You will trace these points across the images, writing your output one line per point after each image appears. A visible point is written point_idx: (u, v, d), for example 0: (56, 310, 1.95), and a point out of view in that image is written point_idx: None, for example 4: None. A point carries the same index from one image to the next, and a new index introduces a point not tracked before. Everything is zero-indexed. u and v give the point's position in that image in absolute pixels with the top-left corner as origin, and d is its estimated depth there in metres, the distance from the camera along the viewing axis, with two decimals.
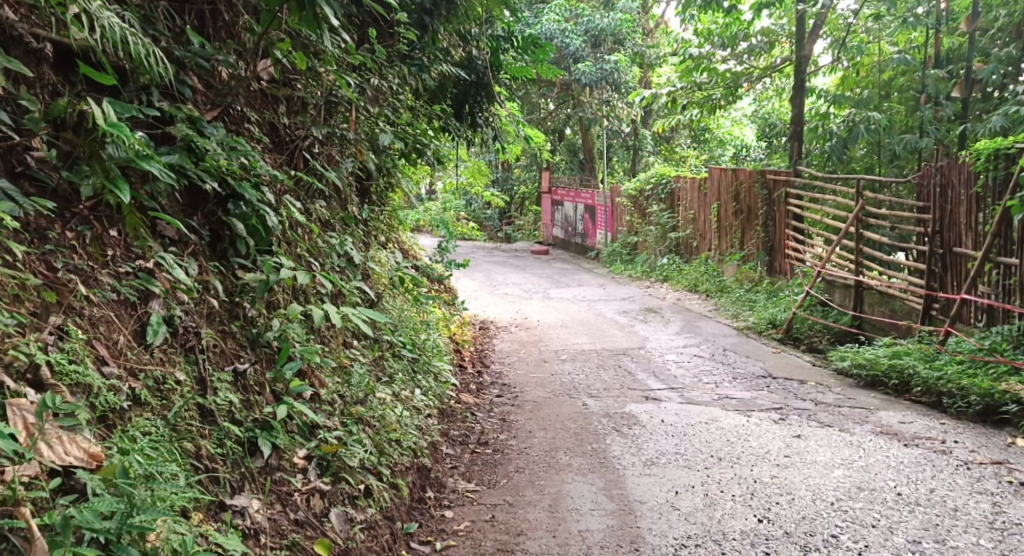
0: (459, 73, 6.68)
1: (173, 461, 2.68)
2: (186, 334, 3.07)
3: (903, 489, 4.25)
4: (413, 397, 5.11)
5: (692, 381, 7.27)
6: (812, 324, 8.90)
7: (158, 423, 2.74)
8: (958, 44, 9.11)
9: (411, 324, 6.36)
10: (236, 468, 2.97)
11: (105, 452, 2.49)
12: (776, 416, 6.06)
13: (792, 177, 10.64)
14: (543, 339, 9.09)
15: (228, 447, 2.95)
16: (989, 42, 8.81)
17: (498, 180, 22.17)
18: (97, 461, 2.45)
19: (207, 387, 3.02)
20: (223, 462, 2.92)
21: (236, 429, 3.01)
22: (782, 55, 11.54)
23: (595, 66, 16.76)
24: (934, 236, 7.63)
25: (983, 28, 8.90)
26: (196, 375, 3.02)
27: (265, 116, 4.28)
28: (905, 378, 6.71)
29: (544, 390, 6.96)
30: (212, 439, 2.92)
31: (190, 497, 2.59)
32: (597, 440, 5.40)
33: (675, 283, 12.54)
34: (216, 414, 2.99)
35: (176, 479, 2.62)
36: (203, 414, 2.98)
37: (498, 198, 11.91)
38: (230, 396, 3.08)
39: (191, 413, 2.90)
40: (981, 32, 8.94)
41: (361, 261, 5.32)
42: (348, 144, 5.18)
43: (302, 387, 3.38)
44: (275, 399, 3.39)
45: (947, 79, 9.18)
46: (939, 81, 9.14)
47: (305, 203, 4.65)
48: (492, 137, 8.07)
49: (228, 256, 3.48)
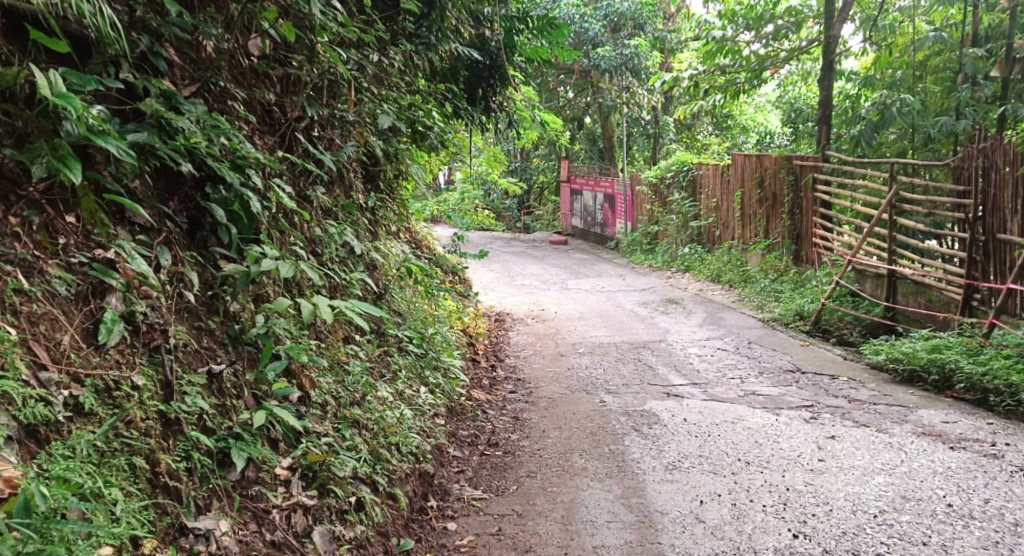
0: (470, 53, 6.34)
1: (114, 482, 2.39)
2: (151, 332, 2.76)
3: (954, 499, 3.99)
4: (418, 396, 4.80)
5: (716, 375, 6.91)
6: (842, 316, 8.53)
7: (101, 437, 2.43)
8: (998, 21, 8.68)
9: (419, 318, 6.04)
10: (203, 484, 2.67)
11: (24, 475, 2.19)
12: (807, 415, 5.70)
13: (820, 162, 10.22)
14: (560, 332, 8.75)
15: (195, 460, 2.65)
16: None
17: (516, 169, 21.81)
18: (12, 488, 2.15)
19: (173, 392, 2.71)
20: (188, 478, 2.63)
21: (205, 438, 2.71)
22: (810, 36, 11.09)
23: (615, 51, 16.40)
24: (976, 222, 7.24)
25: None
26: (161, 378, 2.71)
27: (255, 94, 3.96)
28: (946, 374, 6.34)
29: (560, 385, 6.63)
30: (175, 452, 2.62)
31: (115, 532, 2.29)
32: (615, 440, 5.06)
33: (696, 273, 12.14)
34: (182, 423, 2.68)
35: (110, 507, 2.34)
36: (166, 423, 2.67)
37: (515, 187, 11.56)
38: (201, 402, 2.77)
39: (151, 423, 2.60)
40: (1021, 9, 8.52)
41: (364, 251, 5.02)
42: (349, 127, 4.85)
43: (286, 390, 3.07)
44: (256, 404, 3.07)
45: (985, 58, 8.73)
46: (976, 60, 8.65)
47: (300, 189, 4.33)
48: (507, 122, 7.75)
49: (208, 245, 3.18)
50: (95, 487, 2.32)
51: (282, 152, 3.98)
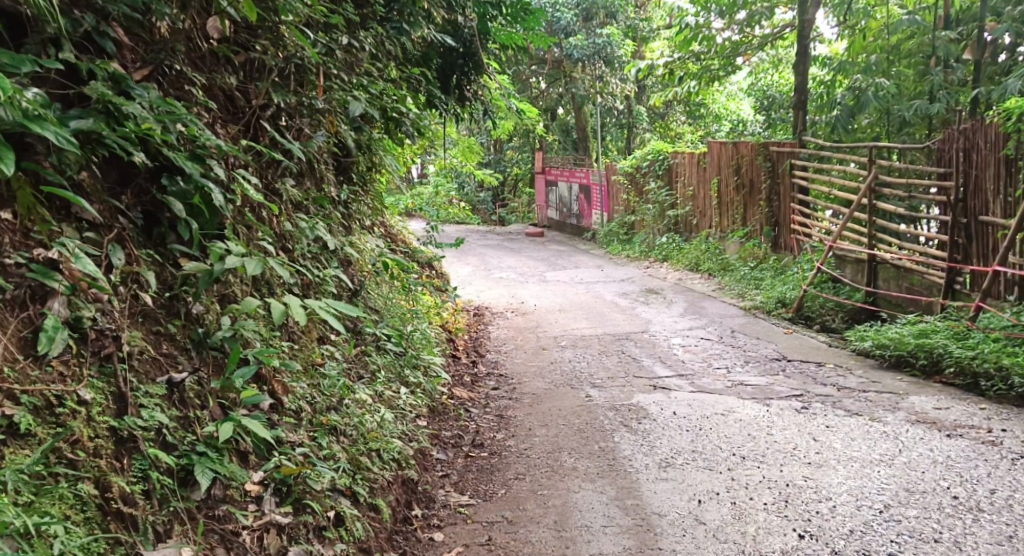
0: (443, 39, 6.11)
1: (56, 513, 2.17)
2: (101, 339, 2.54)
3: (959, 491, 3.83)
4: (398, 397, 4.58)
5: (702, 366, 6.75)
6: (824, 302, 8.40)
7: (39, 461, 2.20)
8: (969, 3, 8.58)
9: (397, 315, 5.81)
10: (163, 507, 2.45)
11: None
12: (798, 405, 5.53)
13: (797, 147, 10.08)
14: (541, 325, 8.54)
15: (154, 481, 2.44)
16: (1002, 1, 8.27)
17: (490, 161, 21.56)
18: None
19: (127, 406, 2.49)
20: (145, 501, 2.41)
21: (165, 456, 2.49)
22: (784, 21, 10.96)
23: (587, 41, 16.20)
24: (958, 205, 7.10)
25: None
26: (113, 390, 2.49)
27: (214, 80, 3.72)
28: (934, 359, 6.20)
29: (544, 380, 6.43)
30: (130, 473, 2.41)
31: None
32: (605, 437, 4.87)
33: (675, 262, 11.99)
34: (138, 441, 2.47)
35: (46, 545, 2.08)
36: (120, 441, 2.45)
37: (490, 178, 11.35)
38: (159, 415, 2.55)
39: (100, 442, 2.38)
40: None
41: (337, 246, 4.78)
42: (318, 115, 4.62)
43: (257, 398, 2.84)
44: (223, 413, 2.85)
45: (958, 40, 8.64)
46: (950, 42, 8.54)
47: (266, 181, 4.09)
48: (482, 111, 7.53)
49: (166, 242, 2.94)
50: (29, 522, 2.07)
51: (246, 141, 3.75)
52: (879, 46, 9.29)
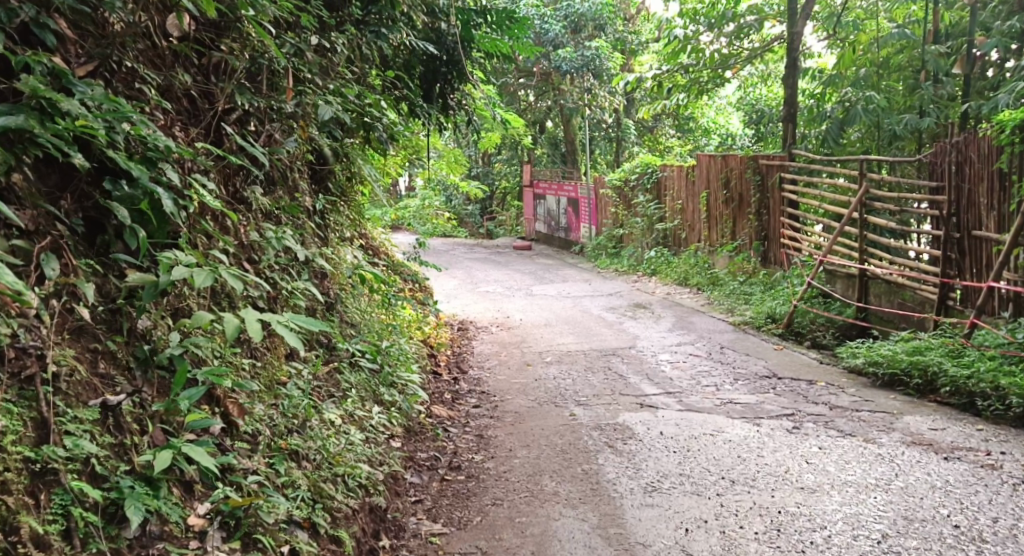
0: (424, 45, 5.92)
1: None
2: (23, 357, 2.36)
3: (960, 519, 3.63)
4: (371, 417, 4.37)
5: (690, 383, 6.55)
6: (814, 318, 8.22)
7: None
8: (959, 17, 8.47)
9: (374, 330, 5.58)
10: (84, 547, 2.26)
11: None
12: (789, 425, 5.33)
13: (786, 161, 9.92)
14: (526, 340, 8.33)
15: (75, 519, 2.26)
16: (991, 16, 8.16)
17: (478, 174, 21.37)
18: None
19: (49, 433, 2.32)
20: (64, 540, 2.23)
21: (90, 490, 2.31)
22: (775, 34, 10.82)
23: (576, 53, 16.06)
24: (950, 219, 6.93)
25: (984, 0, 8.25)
26: (34, 416, 2.32)
27: (173, 80, 3.53)
28: (929, 377, 6.01)
29: (528, 398, 6.21)
30: (49, 509, 2.23)
31: None
32: (588, 459, 4.65)
33: (663, 277, 11.80)
34: (59, 473, 2.29)
35: None
36: (39, 473, 2.27)
37: (476, 189, 11.16)
38: (86, 445, 2.37)
39: (13, 474, 2.20)
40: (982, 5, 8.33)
41: (308, 257, 4.57)
42: (289, 121, 4.42)
43: (205, 423, 2.65)
44: (167, 438, 2.66)
45: (948, 55, 8.52)
46: (939, 56, 8.41)
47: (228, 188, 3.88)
48: (466, 120, 7.33)
49: (111, 251, 2.75)
50: None
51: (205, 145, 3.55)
52: (869, 60, 9.17)
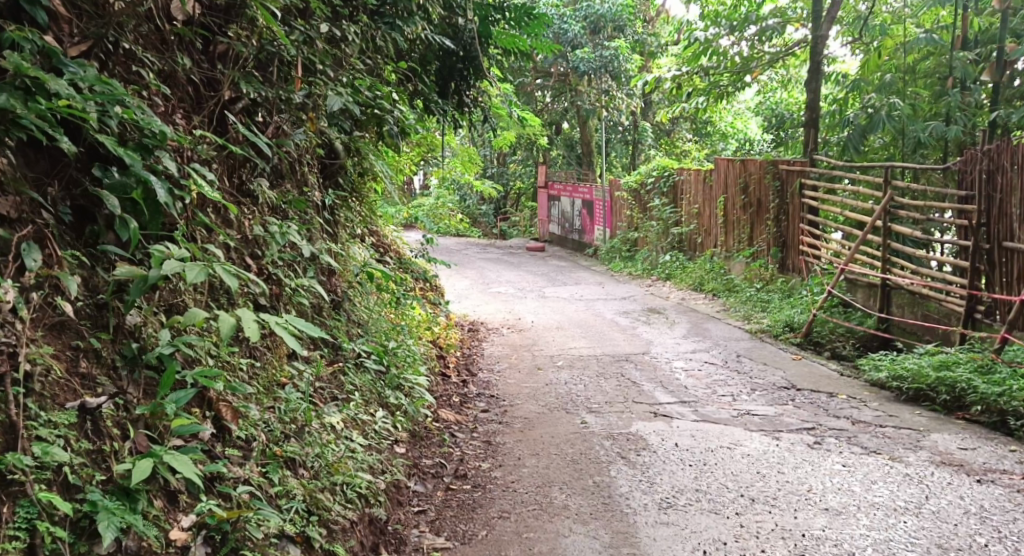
0: (441, 39, 5.74)
1: None
2: None
3: (995, 550, 3.48)
4: (375, 422, 4.21)
5: (705, 392, 6.34)
6: (833, 328, 8.00)
7: None
8: (988, 24, 8.23)
9: (382, 330, 5.41)
10: None
11: None
12: (810, 439, 5.12)
13: (807, 167, 9.68)
14: (537, 343, 8.14)
15: (40, 534, 2.12)
16: (1021, 23, 7.90)
17: (493, 174, 21.17)
18: None
19: (17, 438, 2.19)
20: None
21: (60, 503, 2.17)
22: (797, 39, 10.58)
23: (594, 53, 15.86)
24: (980, 229, 6.69)
25: (1013, 8, 7.98)
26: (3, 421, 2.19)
27: (176, 65, 3.37)
28: (957, 393, 5.79)
29: (538, 403, 6.02)
30: (12, 523, 2.10)
31: None
32: (600, 470, 4.46)
33: (678, 281, 11.59)
34: (27, 484, 2.16)
35: None
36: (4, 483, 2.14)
37: (490, 189, 10.97)
38: (58, 452, 2.24)
39: None
40: (1012, 13, 8.07)
41: (314, 253, 4.41)
42: (298, 112, 4.26)
43: (190, 430, 2.52)
44: (151, 443, 2.53)
45: (976, 62, 8.27)
46: (967, 64, 8.15)
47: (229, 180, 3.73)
48: (482, 118, 7.15)
49: (100, 242, 2.63)
50: None
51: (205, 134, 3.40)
52: (895, 65, 8.93)
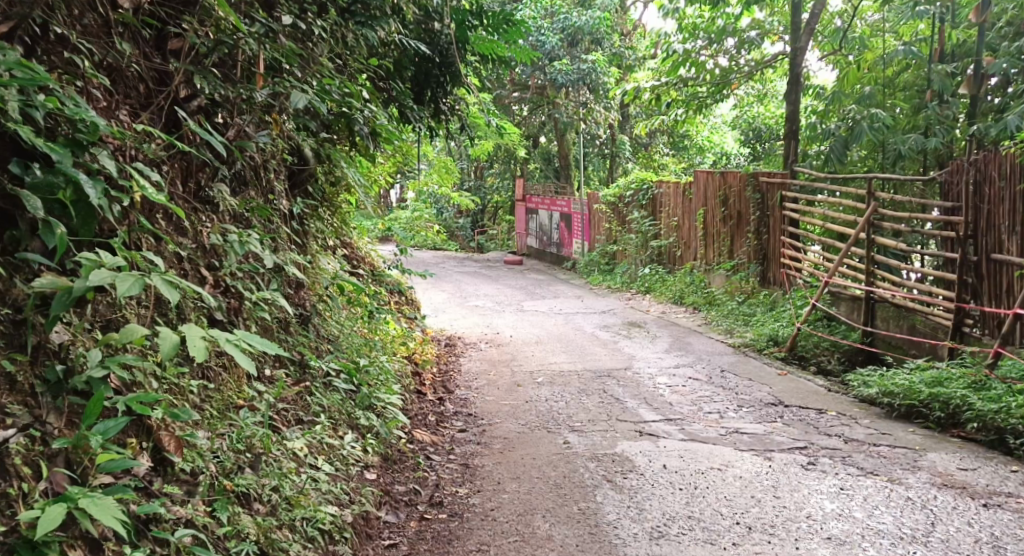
0: (415, 44, 5.45)
1: None
2: None
3: None
4: (343, 447, 3.92)
5: (690, 409, 6.06)
6: (819, 342, 7.79)
7: None
8: (966, 37, 8.07)
9: (353, 347, 5.10)
10: None
11: None
12: (804, 460, 4.85)
13: (788, 179, 9.48)
14: (515, 359, 7.84)
15: None
16: (997, 37, 7.68)
17: (470, 188, 20.90)
18: None
19: None
20: None
21: None
22: (774, 52, 10.40)
23: (572, 66, 15.63)
24: (967, 241, 6.44)
25: (990, 22, 7.77)
26: None
27: (114, 52, 3.10)
28: (952, 410, 5.55)
29: (517, 422, 5.72)
30: None
31: None
32: (585, 496, 4.18)
33: (658, 295, 11.36)
34: None
35: None
36: None
37: (467, 200, 10.69)
38: None
39: None
40: (989, 25, 7.85)
41: (278, 264, 4.10)
42: (259, 112, 3.95)
43: (116, 466, 2.23)
44: (73, 482, 2.26)
45: (954, 76, 8.09)
46: (944, 76, 7.95)
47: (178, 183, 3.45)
48: (458, 127, 6.84)
49: (20, 249, 2.35)
50: None
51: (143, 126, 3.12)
52: (874, 78, 8.75)
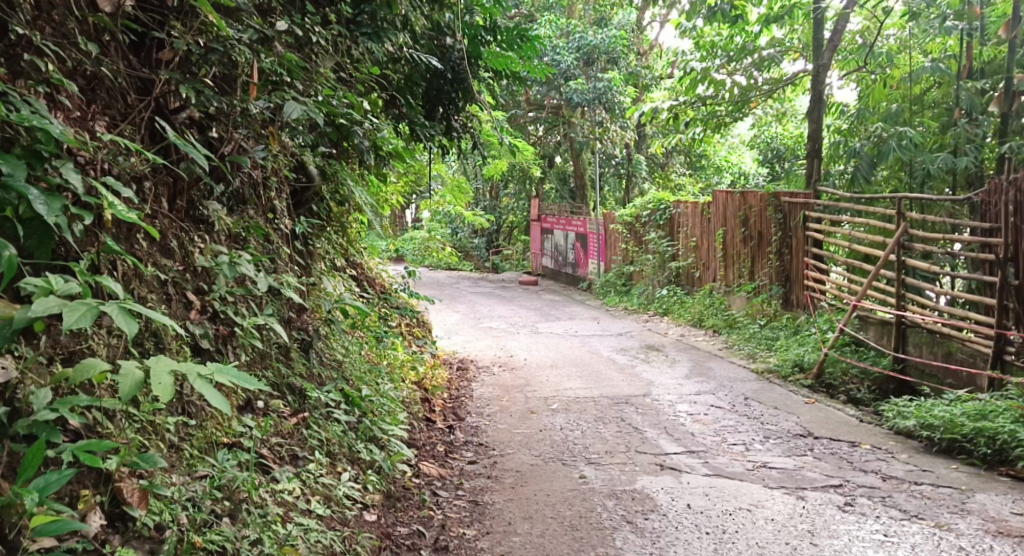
0: (427, 58, 5.16)
1: None
2: None
3: None
4: (341, 485, 3.61)
5: (714, 441, 5.71)
6: (847, 368, 7.41)
7: None
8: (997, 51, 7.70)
9: (358, 374, 4.78)
10: None
11: None
12: (840, 500, 4.50)
13: (811, 199, 9.11)
14: (529, 384, 7.50)
15: None
16: None
17: (485, 207, 20.60)
18: None
19: None
20: None
21: None
22: (794, 70, 10.06)
23: (588, 85, 15.32)
24: (1007, 264, 6.04)
25: None
26: None
27: (83, 58, 2.91)
28: (999, 446, 5.18)
29: (531, 453, 5.38)
30: None
31: None
32: (604, 540, 3.85)
33: (677, 317, 11.01)
34: None
35: None
36: None
37: (481, 218, 10.41)
38: None
39: None
40: None
41: (275, 287, 3.81)
42: (255, 126, 3.68)
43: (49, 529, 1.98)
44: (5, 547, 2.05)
45: (985, 93, 7.72)
46: (974, 94, 7.61)
47: (162, 202, 3.22)
48: (472, 146, 6.52)
49: None
50: None
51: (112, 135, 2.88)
52: (902, 95, 8.38)
